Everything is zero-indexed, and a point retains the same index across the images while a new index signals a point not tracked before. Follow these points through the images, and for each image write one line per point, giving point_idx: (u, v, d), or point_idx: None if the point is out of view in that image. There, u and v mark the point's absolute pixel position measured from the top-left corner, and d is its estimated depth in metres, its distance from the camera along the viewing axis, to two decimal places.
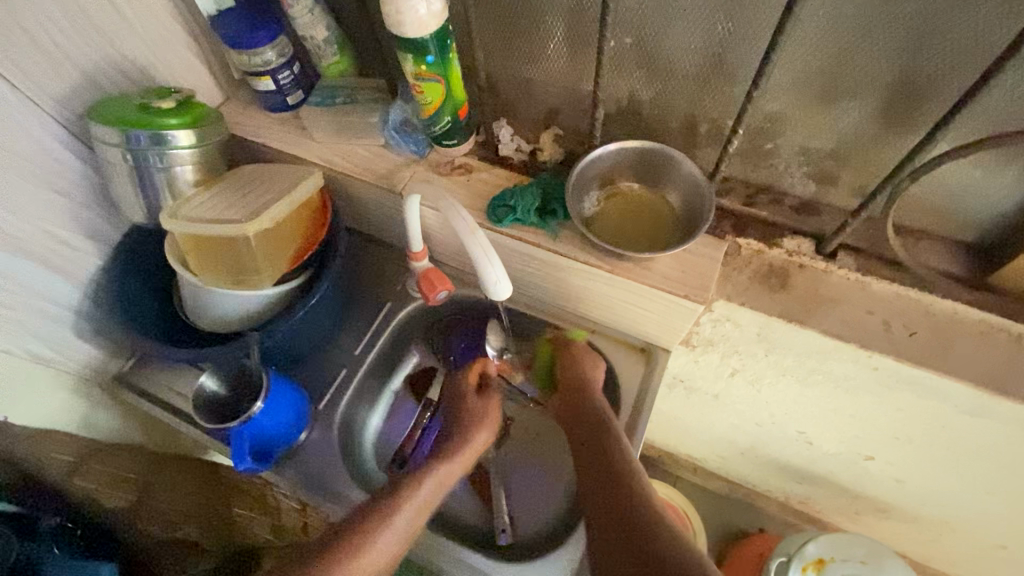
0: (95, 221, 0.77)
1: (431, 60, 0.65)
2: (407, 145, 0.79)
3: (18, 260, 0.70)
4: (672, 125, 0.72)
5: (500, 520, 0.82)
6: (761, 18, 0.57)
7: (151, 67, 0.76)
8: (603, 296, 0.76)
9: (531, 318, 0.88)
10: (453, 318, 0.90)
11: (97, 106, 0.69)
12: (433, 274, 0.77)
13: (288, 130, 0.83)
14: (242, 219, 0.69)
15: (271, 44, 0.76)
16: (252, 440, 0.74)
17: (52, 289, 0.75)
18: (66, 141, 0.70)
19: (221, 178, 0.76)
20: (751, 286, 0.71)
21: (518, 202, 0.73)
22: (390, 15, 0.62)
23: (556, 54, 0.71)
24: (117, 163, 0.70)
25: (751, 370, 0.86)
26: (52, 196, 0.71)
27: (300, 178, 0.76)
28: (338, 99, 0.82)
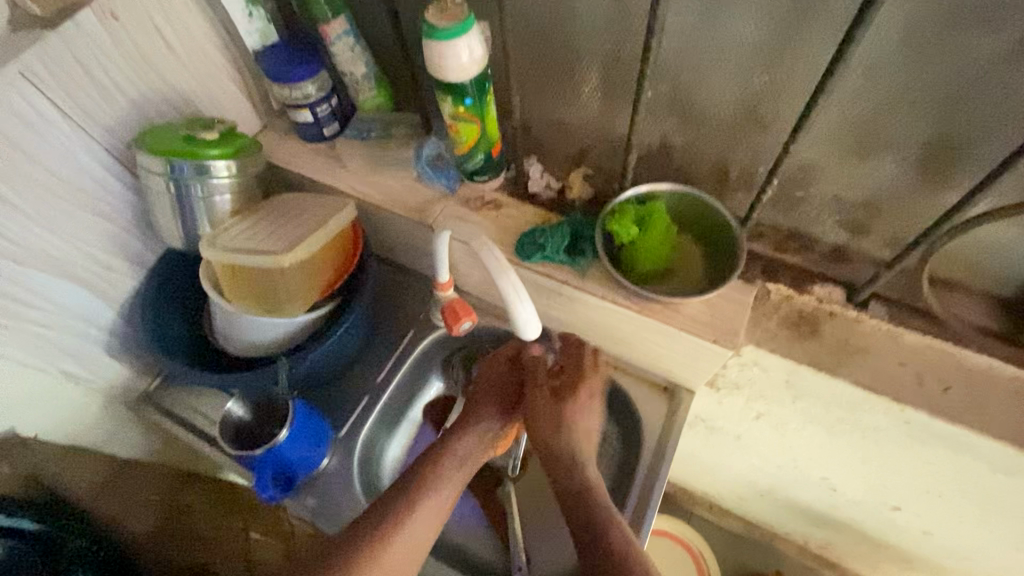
0: (133, 245, 0.79)
1: (469, 102, 0.67)
2: (439, 179, 0.81)
3: (58, 281, 0.72)
4: (703, 170, 0.72)
5: (516, 557, 0.81)
6: (799, 72, 0.57)
7: (197, 98, 0.79)
8: (627, 334, 0.77)
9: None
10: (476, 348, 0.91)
11: (143, 136, 0.71)
12: (459, 306, 0.78)
13: (323, 160, 0.85)
14: (279, 250, 0.71)
15: (312, 79, 0.78)
16: (274, 466, 0.75)
17: (88, 308, 0.77)
18: (111, 168, 0.72)
19: (257, 206, 0.78)
20: (780, 333, 0.70)
21: (547, 240, 0.73)
22: (431, 60, 0.63)
23: (590, 97, 0.72)
24: (159, 191, 0.72)
25: (776, 415, 0.85)
26: (95, 220, 0.73)
27: (334, 209, 0.77)
28: (373, 133, 0.86)
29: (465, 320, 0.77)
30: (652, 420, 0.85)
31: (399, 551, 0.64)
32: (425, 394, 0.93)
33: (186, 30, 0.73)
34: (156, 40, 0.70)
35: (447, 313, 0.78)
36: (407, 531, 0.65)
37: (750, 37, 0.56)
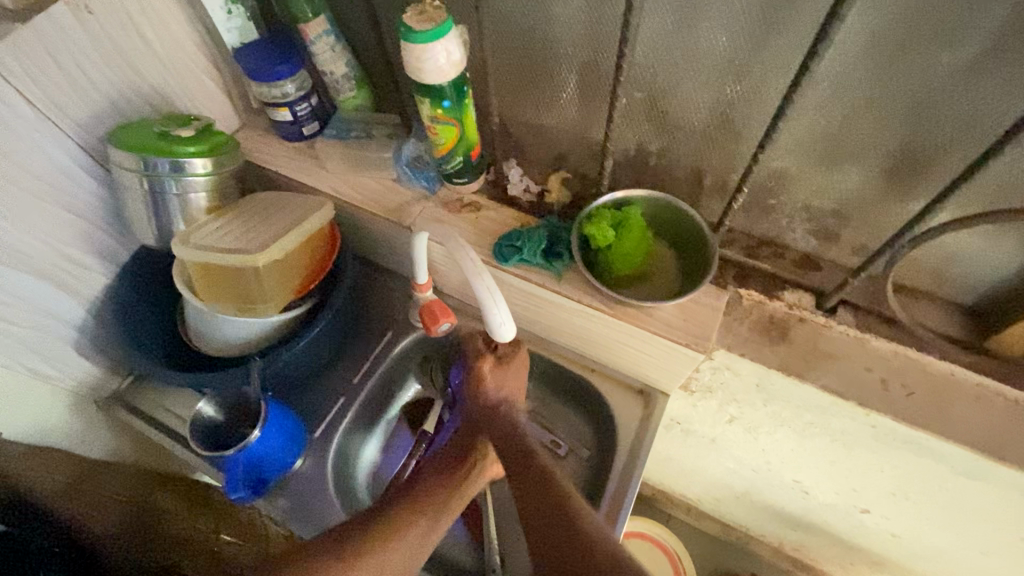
0: (105, 242, 0.77)
1: (447, 104, 0.67)
2: (418, 180, 0.81)
3: (25, 277, 0.70)
4: (678, 176, 0.74)
5: (492, 558, 0.82)
6: (769, 83, 0.59)
7: (173, 95, 0.78)
8: (603, 336, 0.78)
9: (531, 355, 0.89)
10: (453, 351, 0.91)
11: (117, 131, 0.70)
12: (437, 307, 0.78)
13: (302, 160, 0.85)
14: (253, 249, 0.70)
15: (292, 78, 0.78)
16: (246, 467, 0.74)
17: (57, 306, 0.75)
18: (82, 163, 0.71)
19: (234, 205, 0.77)
20: (752, 338, 0.72)
21: (524, 243, 0.74)
22: (409, 61, 0.63)
23: (568, 102, 0.72)
24: (132, 187, 0.71)
25: (749, 419, 0.86)
26: (65, 215, 0.71)
27: (311, 209, 0.77)
28: (353, 133, 0.86)
29: (442, 321, 0.78)
30: (627, 423, 0.86)
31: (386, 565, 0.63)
32: (402, 395, 0.92)
33: (163, 27, 0.73)
34: (131, 37, 0.69)
35: (426, 314, 0.78)
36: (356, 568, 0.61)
37: (722, 48, 0.58)
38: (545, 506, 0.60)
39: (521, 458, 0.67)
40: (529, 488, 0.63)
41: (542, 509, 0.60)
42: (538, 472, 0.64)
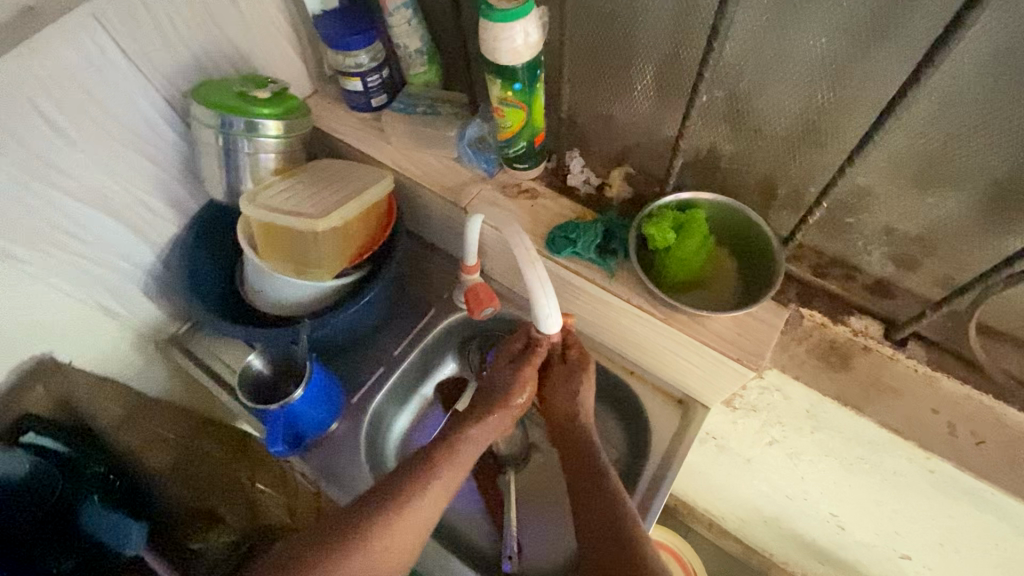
0: (179, 193, 0.81)
1: (517, 87, 0.66)
2: (478, 161, 0.81)
3: (104, 219, 0.75)
4: (749, 183, 0.70)
5: (509, 545, 0.83)
6: (867, 90, 0.54)
7: (253, 56, 0.80)
8: (649, 341, 0.76)
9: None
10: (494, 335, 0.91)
11: (199, 87, 0.73)
12: (482, 291, 0.80)
13: (367, 131, 0.86)
14: (315, 215, 0.72)
15: (366, 49, 0.80)
16: (286, 425, 0.77)
17: (130, 248, 0.80)
18: (165, 115, 0.74)
19: (300, 169, 0.80)
20: (808, 361, 0.68)
21: (579, 236, 0.72)
22: (486, 41, 0.62)
23: (642, 96, 0.70)
24: (209, 144, 0.74)
25: (792, 444, 0.83)
26: (145, 164, 0.75)
27: (372, 181, 0.78)
28: (419, 108, 0.85)
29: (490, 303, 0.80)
30: (661, 432, 0.84)
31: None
32: (436, 374, 0.94)
33: None
34: None
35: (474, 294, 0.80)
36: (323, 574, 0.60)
37: (817, 50, 0.54)
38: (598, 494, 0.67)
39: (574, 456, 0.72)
40: (579, 472, 0.70)
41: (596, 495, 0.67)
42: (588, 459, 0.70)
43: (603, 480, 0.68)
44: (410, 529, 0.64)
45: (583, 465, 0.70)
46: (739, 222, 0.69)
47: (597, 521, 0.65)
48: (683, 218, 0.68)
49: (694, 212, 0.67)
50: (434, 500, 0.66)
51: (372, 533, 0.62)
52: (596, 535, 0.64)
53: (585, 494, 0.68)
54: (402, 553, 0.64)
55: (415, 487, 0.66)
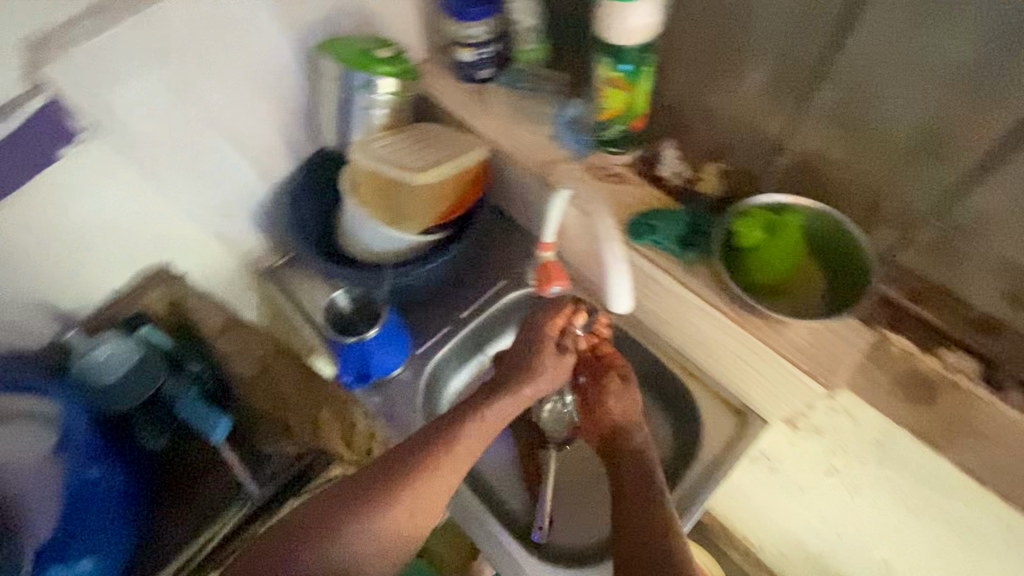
0: (295, 137, 0.89)
1: (626, 69, 0.67)
2: (571, 141, 0.83)
3: (232, 151, 0.83)
4: (852, 194, 0.67)
5: (540, 517, 0.85)
6: (1005, 102, 0.50)
7: (378, 19, 0.86)
8: (716, 342, 0.75)
9: (633, 341, 0.88)
10: None
11: (329, 42, 0.80)
12: (552, 267, 0.84)
13: (468, 100, 0.90)
14: (415, 170, 0.79)
15: (483, 21, 0.85)
16: (358, 359, 0.83)
17: (247, 181, 0.88)
18: (296, 64, 0.82)
19: (404, 129, 0.85)
20: (887, 389, 0.65)
21: (662, 224, 0.72)
22: (602, 20, 0.64)
23: (749, 91, 0.68)
24: (330, 94, 0.82)
25: (852, 474, 0.79)
26: (272, 106, 0.83)
27: (468, 148, 0.83)
28: (524, 83, 0.89)
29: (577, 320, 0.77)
30: (713, 437, 0.83)
31: (388, 521, 0.61)
32: (496, 342, 0.96)
33: None
34: None
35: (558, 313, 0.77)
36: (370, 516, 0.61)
37: (953, 54, 0.51)
38: (637, 481, 0.69)
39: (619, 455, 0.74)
40: (625, 455, 0.73)
41: (636, 484, 0.69)
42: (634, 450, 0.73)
43: (646, 471, 0.70)
44: (456, 457, 0.66)
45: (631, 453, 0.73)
46: (836, 229, 0.66)
47: (637, 509, 0.66)
48: (767, 215, 0.67)
49: (790, 217, 0.67)
50: (477, 440, 0.68)
51: (423, 474, 0.64)
52: (636, 529, 0.64)
53: (628, 480, 0.70)
54: (442, 489, 0.64)
55: (459, 422, 0.68)
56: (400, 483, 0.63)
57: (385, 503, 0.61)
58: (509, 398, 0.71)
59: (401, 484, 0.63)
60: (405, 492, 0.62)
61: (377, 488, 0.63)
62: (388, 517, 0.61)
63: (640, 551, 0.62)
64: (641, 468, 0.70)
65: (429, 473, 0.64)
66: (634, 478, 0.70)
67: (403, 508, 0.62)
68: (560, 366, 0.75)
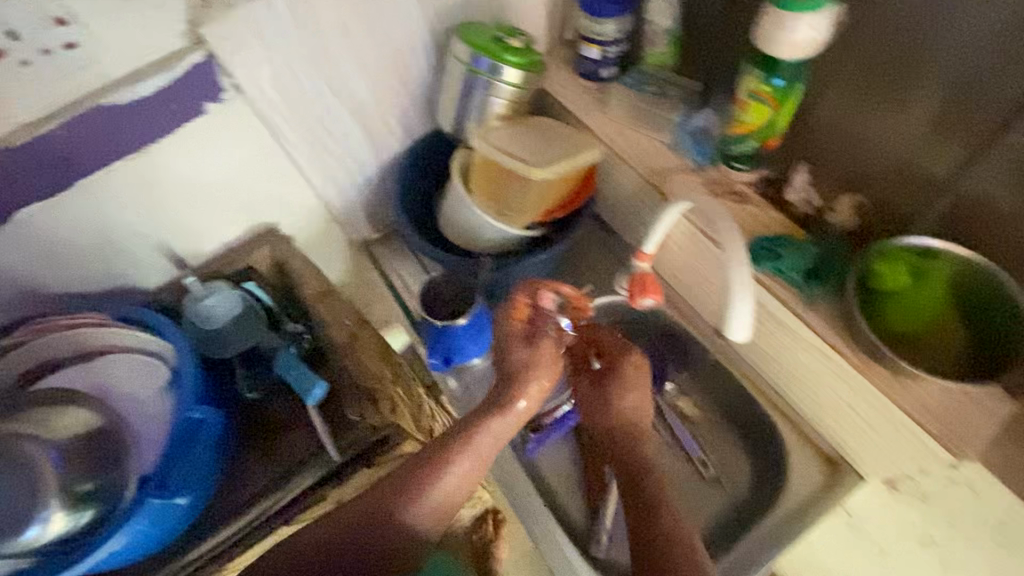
0: (411, 117, 0.90)
1: (778, 82, 0.65)
2: (692, 152, 0.79)
3: (351, 122, 0.85)
4: (1013, 247, 0.61)
5: (598, 530, 0.83)
6: None
7: (509, 8, 0.86)
8: (826, 387, 0.70)
9: (722, 369, 0.85)
10: (634, 329, 0.92)
11: (463, 26, 0.80)
12: (649, 281, 0.79)
13: (585, 98, 0.87)
14: (533, 164, 0.77)
15: (616, 19, 0.82)
16: (445, 344, 0.82)
17: (357, 154, 0.89)
18: (426, 44, 0.82)
19: (520, 120, 0.84)
20: (1016, 464, 0.63)
21: (788, 253, 0.68)
22: (763, 35, 0.60)
23: (915, 120, 0.62)
24: (454, 77, 0.82)
25: (950, 546, 0.74)
26: (396, 83, 0.84)
27: (585, 148, 0.80)
28: (648, 87, 0.85)
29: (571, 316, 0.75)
30: (800, 483, 0.78)
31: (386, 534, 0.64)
32: None
33: None
34: None
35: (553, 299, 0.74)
36: (368, 524, 0.64)
37: None
38: (641, 486, 0.68)
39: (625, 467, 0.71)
40: (630, 454, 0.71)
41: (638, 491, 0.67)
42: (637, 454, 0.71)
43: (646, 477, 0.69)
44: (467, 467, 0.67)
45: (629, 454, 0.72)
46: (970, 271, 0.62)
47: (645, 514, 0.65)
48: (913, 253, 0.63)
49: (939, 256, 0.63)
50: (482, 453, 0.68)
51: (411, 481, 0.66)
52: (646, 535, 0.62)
53: (630, 487, 0.69)
54: (450, 495, 0.66)
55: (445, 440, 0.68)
56: (390, 499, 0.65)
57: (380, 517, 0.65)
58: (498, 418, 0.69)
59: (393, 497, 0.65)
60: (392, 503, 0.65)
61: (368, 502, 0.66)
62: (384, 530, 0.64)
63: (654, 553, 0.60)
64: (640, 473, 0.69)
65: (416, 484, 0.66)
66: (637, 483, 0.68)
67: (400, 514, 0.65)
68: (542, 362, 0.72)
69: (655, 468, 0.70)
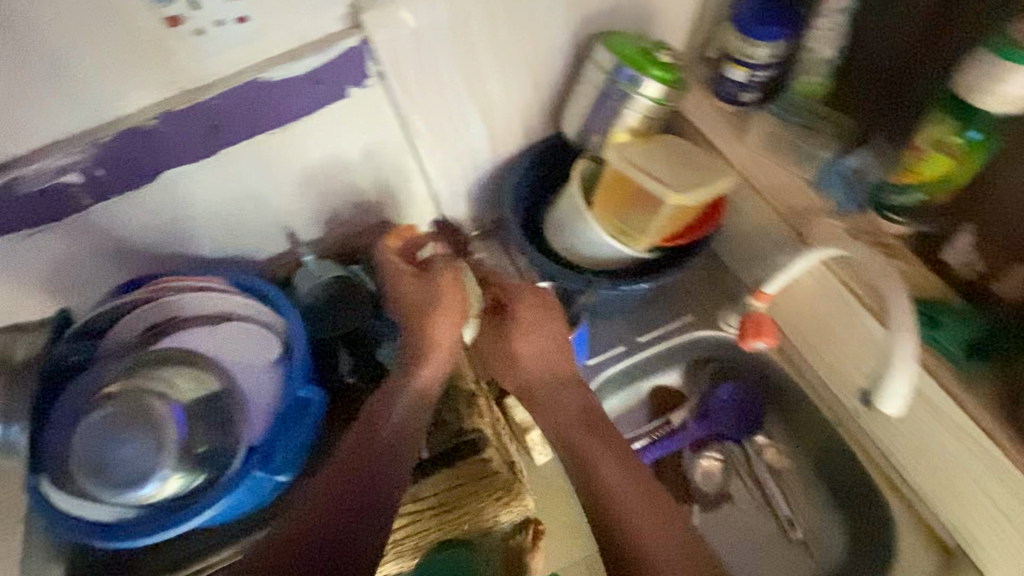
0: (535, 119, 0.88)
1: (973, 135, 0.61)
2: (838, 193, 0.73)
3: (477, 119, 0.83)
4: None
5: None
6: None
7: (655, 18, 0.82)
8: (962, 461, 0.67)
9: (824, 421, 0.83)
10: (731, 370, 0.88)
11: (608, 34, 0.77)
12: (762, 322, 0.78)
13: (721, 121, 0.83)
14: (669, 186, 0.73)
15: (771, 44, 0.76)
16: None
17: (476, 152, 0.88)
18: (565, 48, 0.80)
19: (651, 137, 0.81)
20: None
21: (948, 322, 0.64)
22: (966, 82, 0.57)
23: None
24: (590, 85, 0.79)
25: None
26: (528, 84, 0.82)
27: (722, 174, 0.75)
28: (794, 118, 0.80)
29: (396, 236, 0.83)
30: None
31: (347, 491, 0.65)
32: (659, 376, 0.90)
33: None
34: None
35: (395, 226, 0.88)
36: (335, 480, 0.66)
37: None
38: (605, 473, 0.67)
39: (590, 444, 0.70)
40: (594, 437, 0.71)
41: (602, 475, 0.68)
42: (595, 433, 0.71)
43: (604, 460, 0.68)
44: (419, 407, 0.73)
45: (587, 428, 0.72)
46: None
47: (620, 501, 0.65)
48: None
49: None
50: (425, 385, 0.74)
51: (374, 439, 0.69)
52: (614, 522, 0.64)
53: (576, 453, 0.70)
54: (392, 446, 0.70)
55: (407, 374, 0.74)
56: (352, 458, 0.68)
57: (342, 475, 0.67)
58: (432, 353, 0.75)
59: (359, 454, 0.68)
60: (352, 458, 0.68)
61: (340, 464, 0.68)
62: (349, 486, 0.66)
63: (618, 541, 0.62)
64: (600, 451, 0.69)
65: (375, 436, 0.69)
66: (597, 469, 0.68)
67: (364, 470, 0.67)
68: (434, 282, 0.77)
69: (601, 423, 0.72)
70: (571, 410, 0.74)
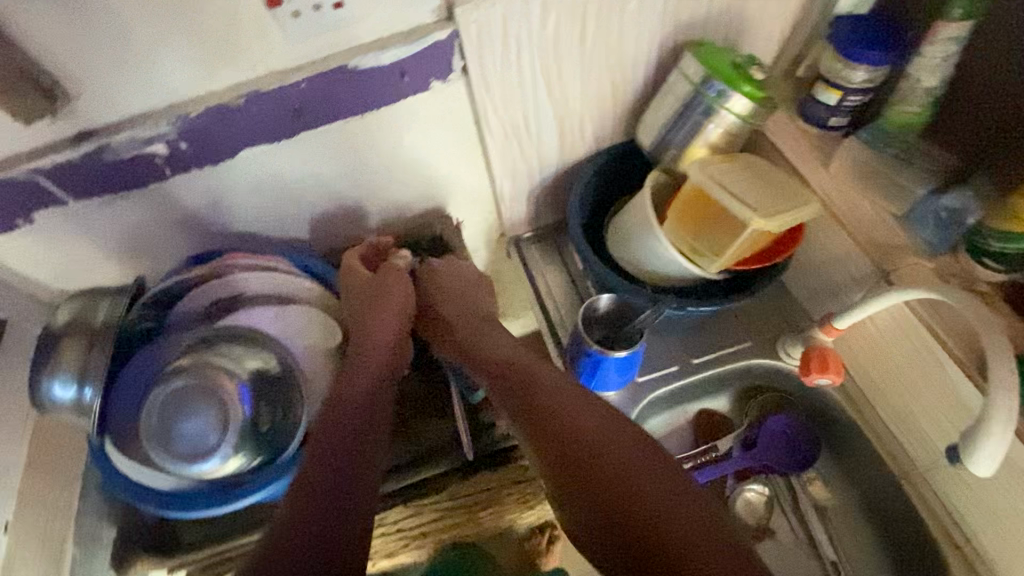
0: (609, 125, 0.86)
1: None
2: (928, 233, 0.70)
3: (551, 121, 0.81)
4: None
5: None
6: None
7: (746, 32, 0.79)
8: None
9: (884, 467, 0.79)
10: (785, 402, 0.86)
11: (698, 44, 0.75)
12: (830, 358, 0.75)
13: (805, 145, 0.80)
14: (755, 211, 0.70)
15: (871, 68, 0.72)
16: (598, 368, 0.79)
17: (546, 154, 0.86)
18: (651, 55, 0.77)
19: (731, 154, 0.78)
20: None
21: None
22: None
23: None
24: (674, 96, 0.76)
25: None
26: (607, 90, 0.80)
27: (807, 202, 0.72)
28: (886, 148, 0.76)
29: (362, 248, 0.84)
30: None
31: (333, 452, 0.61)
32: (706, 400, 0.87)
33: None
34: None
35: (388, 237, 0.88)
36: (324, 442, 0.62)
37: None
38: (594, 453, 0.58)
39: (588, 424, 0.61)
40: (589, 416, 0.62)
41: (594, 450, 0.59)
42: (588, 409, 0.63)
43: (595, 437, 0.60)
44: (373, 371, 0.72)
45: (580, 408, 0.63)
46: None
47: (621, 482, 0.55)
48: None
49: None
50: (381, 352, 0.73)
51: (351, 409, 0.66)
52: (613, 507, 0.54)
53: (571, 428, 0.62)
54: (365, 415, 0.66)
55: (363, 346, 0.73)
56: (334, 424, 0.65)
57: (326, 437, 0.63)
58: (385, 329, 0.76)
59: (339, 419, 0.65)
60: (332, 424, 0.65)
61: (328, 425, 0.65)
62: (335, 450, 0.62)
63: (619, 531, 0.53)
64: (591, 429, 0.60)
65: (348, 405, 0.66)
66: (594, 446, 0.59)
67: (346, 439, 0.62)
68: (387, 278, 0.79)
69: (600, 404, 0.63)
70: (566, 388, 0.66)
